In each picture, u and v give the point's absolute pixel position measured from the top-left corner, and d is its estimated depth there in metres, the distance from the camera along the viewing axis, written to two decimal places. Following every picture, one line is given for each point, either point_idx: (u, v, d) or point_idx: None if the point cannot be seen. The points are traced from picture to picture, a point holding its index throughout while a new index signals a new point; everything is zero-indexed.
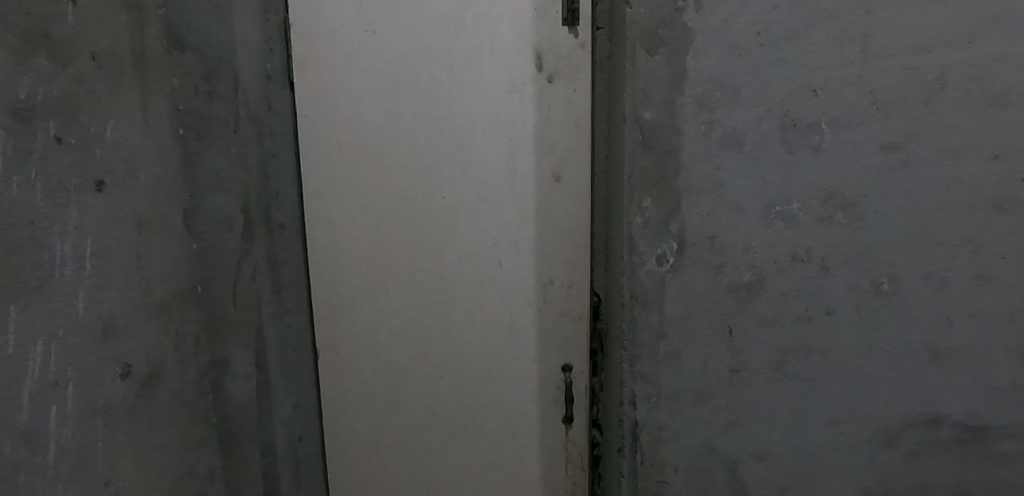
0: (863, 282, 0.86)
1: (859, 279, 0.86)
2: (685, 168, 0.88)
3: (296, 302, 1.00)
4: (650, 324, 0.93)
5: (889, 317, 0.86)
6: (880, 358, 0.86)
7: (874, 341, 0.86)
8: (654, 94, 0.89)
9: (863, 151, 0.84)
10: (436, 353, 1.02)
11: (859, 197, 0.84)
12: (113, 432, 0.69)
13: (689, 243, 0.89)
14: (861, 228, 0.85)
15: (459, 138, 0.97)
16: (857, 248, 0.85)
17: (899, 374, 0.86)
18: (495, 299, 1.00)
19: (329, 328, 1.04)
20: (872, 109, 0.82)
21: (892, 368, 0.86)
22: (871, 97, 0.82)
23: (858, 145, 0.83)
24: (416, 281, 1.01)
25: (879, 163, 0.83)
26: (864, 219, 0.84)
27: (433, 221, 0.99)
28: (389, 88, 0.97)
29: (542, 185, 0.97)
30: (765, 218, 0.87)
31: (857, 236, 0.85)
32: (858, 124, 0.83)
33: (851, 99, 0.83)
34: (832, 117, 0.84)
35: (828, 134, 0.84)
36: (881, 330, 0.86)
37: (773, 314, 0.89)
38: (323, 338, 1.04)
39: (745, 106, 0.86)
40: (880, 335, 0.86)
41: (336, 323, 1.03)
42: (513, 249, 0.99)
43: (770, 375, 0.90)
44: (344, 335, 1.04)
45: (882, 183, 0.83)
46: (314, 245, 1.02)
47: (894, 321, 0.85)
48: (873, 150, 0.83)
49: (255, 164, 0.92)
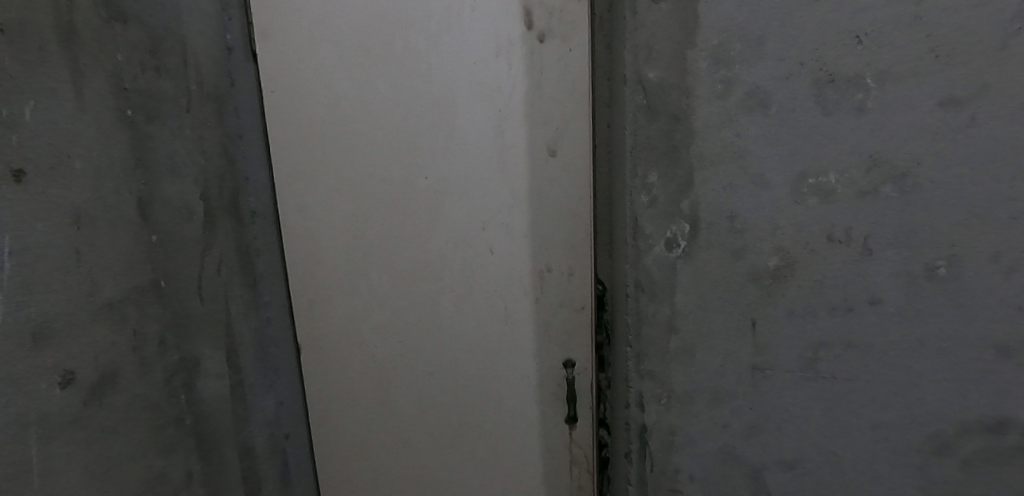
0: (914, 267, 0.73)
1: (910, 263, 0.73)
2: (698, 137, 0.75)
3: (274, 294, 0.94)
4: (660, 317, 0.80)
5: (947, 308, 0.72)
6: (935, 355, 0.74)
7: (927, 334, 0.73)
8: (660, 49, 0.75)
9: (917, 109, 0.70)
10: (426, 348, 0.93)
11: (911, 165, 0.71)
12: (52, 446, 0.63)
13: (703, 224, 0.77)
14: (913, 201, 0.71)
15: (442, 110, 0.87)
16: (906, 227, 0.72)
17: (957, 374, 0.73)
18: (487, 290, 0.90)
19: (311, 322, 0.96)
20: (930, 57, 0.68)
21: (948, 366, 0.73)
22: (930, 42, 0.68)
23: (910, 103, 0.70)
24: (400, 271, 0.92)
25: (938, 124, 0.69)
26: (916, 191, 0.71)
27: (418, 205, 0.89)
28: (362, 56, 0.87)
29: (536, 160, 0.86)
30: (794, 193, 0.75)
31: (907, 212, 0.72)
32: (912, 77, 0.69)
33: (904, 46, 0.69)
34: (879, 68, 0.70)
35: (874, 89, 0.70)
36: (936, 322, 0.73)
37: (805, 304, 0.77)
38: (304, 332, 0.96)
39: (770, 60, 0.73)
40: (935, 328, 0.73)
41: (318, 315, 0.96)
42: (506, 234, 0.88)
43: (800, 374, 0.78)
44: (326, 329, 0.96)
45: (940, 147, 0.70)
46: (291, 233, 0.94)
47: (953, 312, 0.72)
48: (931, 108, 0.69)
49: (216, 145, 0.84)
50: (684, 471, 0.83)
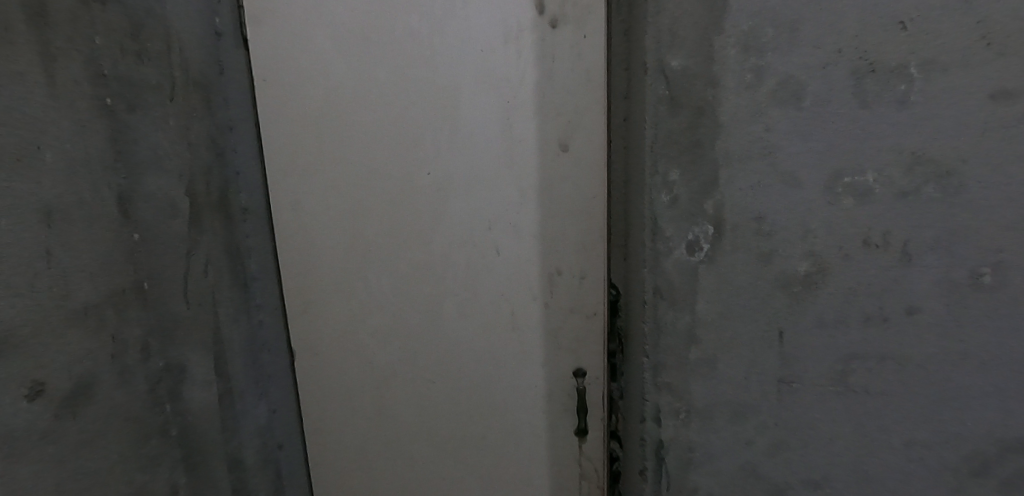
0: (957, 273, 0.69)
1: (952, 269, 0.69)
2: (725, 131, 0.69)
3: (266, 297, 0.87)
4: (679, 327, 0.74)
5: (990, 317, 0.69)
6: (976, 367, 0.70)
7: (968, 345, 0.70)
8: (684, 35, 0.68)
9: (964, 102, 0.66)
10: (428, 355, 0.88)
11: (957, 163, 0.67)
12: (19, 465, 0.56)
13: (728, 226, 0.71)
14: (958, 204, 0.68)
15: (447, 101, 0.81)
16: (948, 231, 0.69)
17: (999, 388, 0.70)
18: (493, 294, 0.84)
19: (306, 325, 0.91)
20: (981, 46, 0.65)
21: (990, 379, 0.70)
22: (980, 30, 0.64)
23: (958, 94, 0.66)
24: (401, 272, 0.86)
25: (988, 118, 0.66)
26: (961, 192, 0.68)
27: (420, 202, 0.84)
28: (360, 42, 0.81)
29: (547, 155, 0.80)
30: (828, 193, 0.70)
31: (950, 216, 0.69)
32: (959, 67, 0.66)
33: (951, 33, 0.65)
34: (924, 58, 0.66)
35: (919, 80, 0.67)
36: (977, 331, 0.70)
37: (837, 312, 0.72)
38: (298, 334, 0.91)
39: (805, 48, 0.67)
40: (977, 340, 0.70)
41: (313, 318, 0.90)
42: (514, 234, 0.82)
43: (830, 388, 0.73)
44: (320, 332, 0.91)
45: (988, 144, 0.66)
46: (284, 230, 0.88)
47: (997, 322, 0.69)
48: (980, 100, 0.66)
49: (203, 137, 0.77)
50: (703, 490, 0.77)
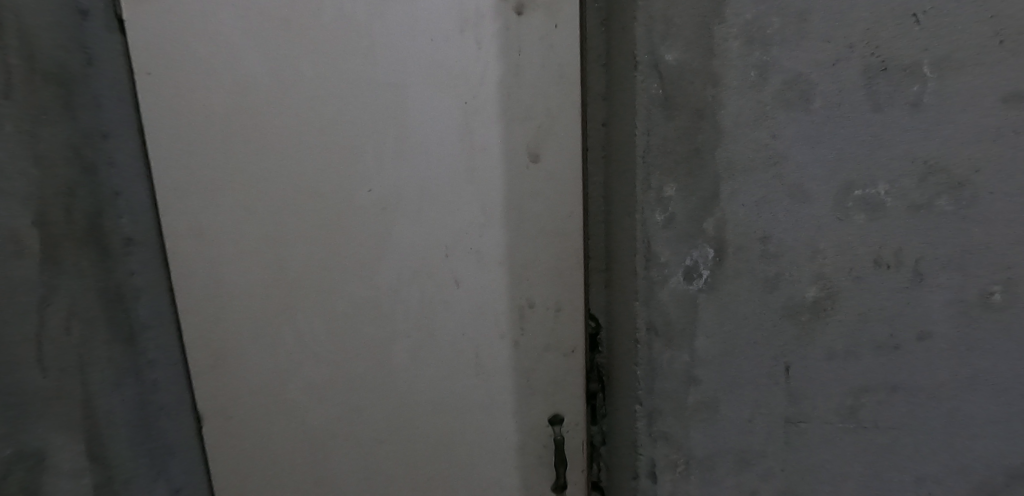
0: (969, 293, 0.62)
1: (964, 289, 0.62)
2: (728, 138, 0.59)
3: (162, 349, 0.68)
4: (677, 366, 0.63)
5: (1002, 339, 0.62)
6: (989, 394, 0.63)
7: (981, 370, 0.63)
8: (681, 24, 0.58)
9: (978, 106, 0.59)
10: (373, 410, 0.72)
11: (970, 172, 0.60)
12: None
13: (731, 249, 0.61)
14: (971, 217, 0.60)
15: (389, 102, 0.66)
16: (961, 247, 0.61)
17: (1011, 415, 0.63)
18: (453, 332, 0.70)
19: (213, 383, 0.72)
20: (994, 43, 0.57)
21: (1002, 407, 0.63)
22: (994, 26, 0.57)
23: (970, 98, 0.59)
24: (336, 312, 0.70)
25: (1000, 123, 0.59)
26: (975, 204, 0.60)
27: (358, 226, 0.68)
28: (278, 27, 0.65)
29: (514, 166, 0.67)
30: (838, 208, 0.61)
31: (963, 230, 0.61)
32: (972, 67, 0.58)
33: (963, 28, 0.57)
34: (936, 56, 0.58)
35: (931, 81, 0.59)
36: (990, 355, 0.63)
37: (847, 341, 0.63)
38: (206, 398, 0.72)
39: (813, 42, 0.58)
40: (989, 364, 0.63)
41: (222, 375, 0.71)
42: (476, 261, 0.69)
43: (841, 426, 0.65)
44: (231, 392, 0.72)
45: (1003, 151, 0.59)
46: (182, 266, 0.69)
47: (1009, 344, 0.62)
48: (992, 104, 0.58)
49: (60, 147, 0.59)
50: None
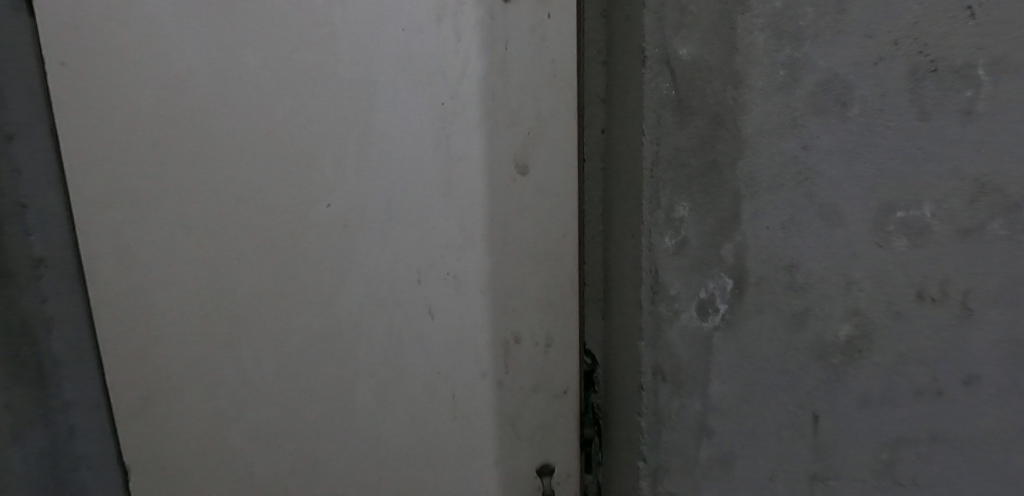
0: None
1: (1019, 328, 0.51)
2: (751, 148, 0.50)
3: (81, 394, 0.57)
4: (686, 416, 0.54)
5: None
6: None
7: None
8: (698, 12, 0.49)
9: None
10: (330, 462, 0.61)
11: None
12: None
13: (752, 278, 0.52)
14: None
15: (350, 102, 0.56)
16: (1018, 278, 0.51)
17: None
18: (426, 371, 0.60)
19: (141, 433, 0.59)
20: None
21: None
22: None
23: None
24: (289, 348, 0.59)
25: None
26: None
27: (315, 247, 0.58)
28: (221, 10, 0.55)
29: (498, 178, 0.58)
30: (876, 232, 0.51)
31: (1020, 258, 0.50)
32: None
33: None
34: (996, 55, 0.48)
35: (988, 84, 0.49)
36: None
37: (882, 388, 0.53)
38: (133, 452, 0.60)
39: (853, 36, 0.49)
40: None
41: (151, 423, 0.59)
42: (453, 289, 0.59)
43: (873, 487, 0.54)
44: (163, 443, 0.60)
45: None
46: (104, 294, 0.57)
47: None
48: None
49: None
50: None
